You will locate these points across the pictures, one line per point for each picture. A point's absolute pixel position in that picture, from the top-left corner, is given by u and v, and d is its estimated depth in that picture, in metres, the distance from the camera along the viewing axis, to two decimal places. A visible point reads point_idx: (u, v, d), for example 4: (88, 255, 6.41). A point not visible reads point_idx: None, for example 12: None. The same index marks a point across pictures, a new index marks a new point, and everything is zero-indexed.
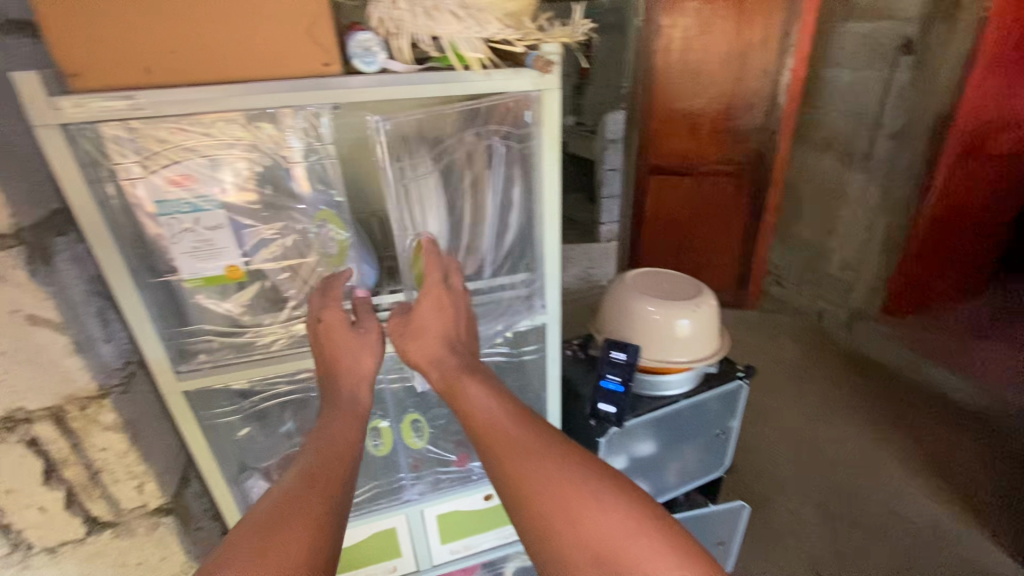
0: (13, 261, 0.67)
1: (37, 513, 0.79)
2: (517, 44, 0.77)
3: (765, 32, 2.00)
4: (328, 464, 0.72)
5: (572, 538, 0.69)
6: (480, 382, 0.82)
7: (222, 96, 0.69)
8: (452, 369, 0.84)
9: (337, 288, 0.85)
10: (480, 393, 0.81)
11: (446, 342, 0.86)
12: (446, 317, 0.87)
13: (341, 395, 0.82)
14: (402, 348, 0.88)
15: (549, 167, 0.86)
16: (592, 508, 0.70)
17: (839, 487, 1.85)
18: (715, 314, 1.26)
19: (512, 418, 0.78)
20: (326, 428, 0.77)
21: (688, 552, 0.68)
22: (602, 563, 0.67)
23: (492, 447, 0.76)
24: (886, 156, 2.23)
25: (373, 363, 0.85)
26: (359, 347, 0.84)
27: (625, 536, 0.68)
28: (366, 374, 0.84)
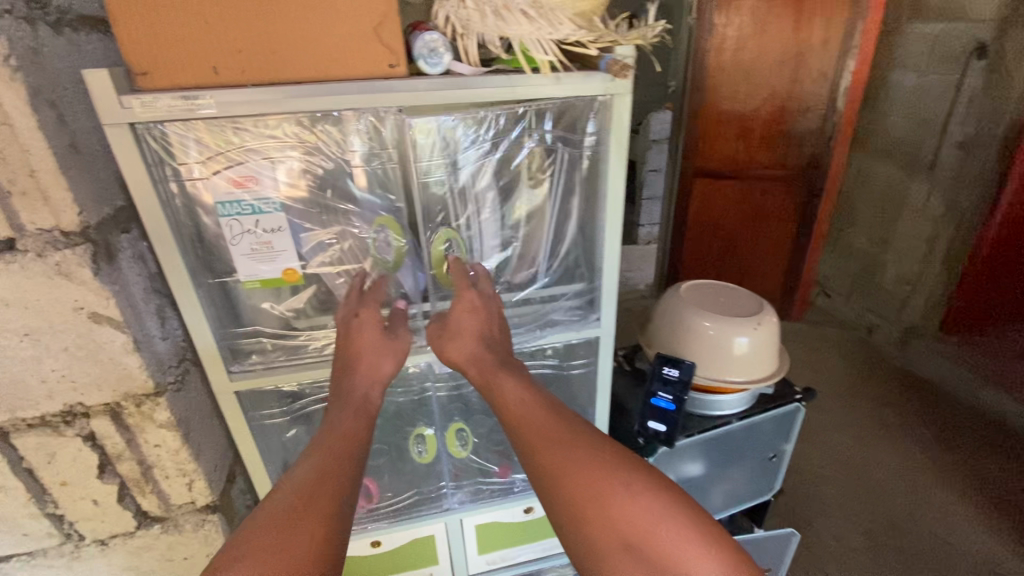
0: (79, 258, 0.66)
1: (92, 505, 0.82)
2: (590, 47, 0.72)
3: (824, 34, 1.91)
4: (335, 458, 0.70)
5: (601, 524, 0.66)
6: (517, 378, 0.79)
7: (286, 98, 0.68)
8: (490, 366, 0.79)
9: (377, 294, 0.82)
10: (517, 396, 0.77)
11: (480, 341, 0.80)
12: (482, 318, 0.82)
13: (346, 387, 0.77)
14: (439, 347, 0.82)
15: (614, 177, 0.81)
16: (621, 496, 0.67)
17: (887, 514, 1.76)
18: (776, 333, 1.19)
19: (541, 407, 0.76)
20: (334, 423, 0.74)
21: (722, 544, 0.64)
22: (631, 551, 0.64)
23: (528, 444, 0.73)
24: (951, 166, 2.08)
25: (394, 366, 0.79)
26: (383, 345, 0.79)
27: (654, 520, 0.65)
28: (383, 375, 0.78)
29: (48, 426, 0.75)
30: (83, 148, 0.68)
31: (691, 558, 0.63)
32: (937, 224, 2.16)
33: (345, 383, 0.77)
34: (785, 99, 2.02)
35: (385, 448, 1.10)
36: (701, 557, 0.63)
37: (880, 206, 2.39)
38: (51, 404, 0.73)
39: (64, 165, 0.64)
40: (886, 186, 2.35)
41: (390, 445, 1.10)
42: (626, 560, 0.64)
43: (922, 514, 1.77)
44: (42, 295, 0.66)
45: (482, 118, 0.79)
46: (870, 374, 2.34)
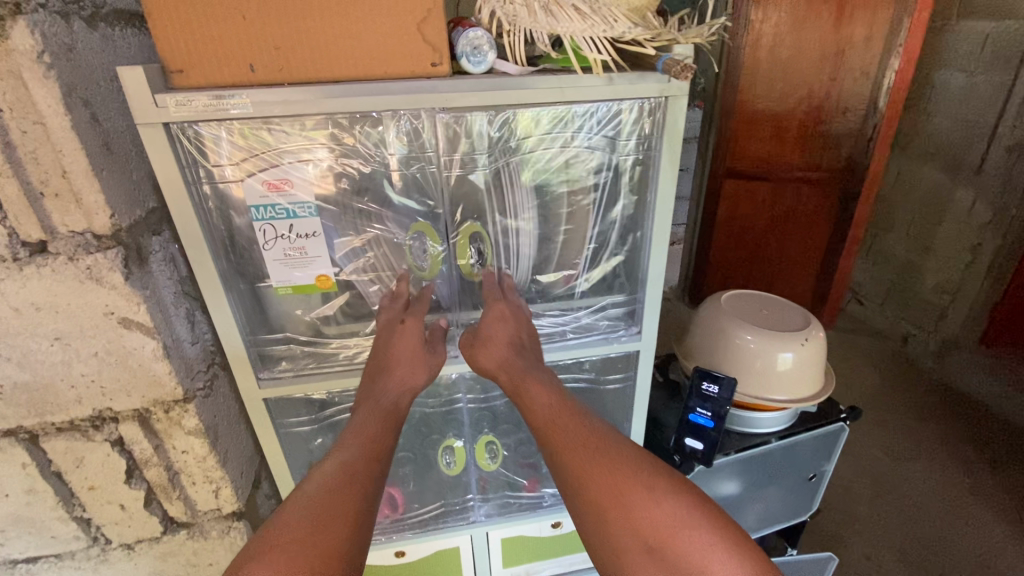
0: (111, 263, 0.64)
1: (119, 509, 0.81)
2: (647, 45, 0.67)
3: (867, 31, 1.81)
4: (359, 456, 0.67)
5: (622, 524, 0.62)
6: (546, 385, 0.75)
7: (322, 97, 0.64)
8: (520, 372, 0.75)
9: (418, 305, 0.80)
10: (546, 402, 0.73)
11: (513, 348, 0.77)
12: (513, 326, 0.78)
13: (378, 390, 0.74)
14: (470, 354, 0.79)
15: (665, 183, 0.76)
16: (644, 497, 0.63)
17: (925, 535, 1.68)
18: (822, 349, 1.13)
19: (568, 413, 0.73)
20: (359, 424, 0.72)
21: (749, 552, 0.59)
22: (652, 553, 0.60)
23: (552, 448, 0.70)
24: (999, 171, 1.96)
25: (427, 377, 0.77)
26: (420, 355, 0.77)
27: (680, 525, 0.61)
28: (417, 386, 0.76)
29: (76, 431, 0.74)
30: (116, 148, 0.65)
31: (716, 563, 0.58)
32: (983, 231, 2.05)
33: (376, 386, 0.75)
34: (823, 99, 1.93)
35: (411, 456, 1.07)
36: (727, 562, 0.58)
37: (920, 211, 2.29)
38: (80, 409, 0.72)
39: (97, 166, 0.61)
40: (930, 191, 2.24)
41: (416, 454, 1.08)
42: (647, 562, 0.60)
43: (962, 536, 1.68)
44: (72, 299, 0.65)
45: (526, 119, 0.74)
46: (906, 386, 2.24)
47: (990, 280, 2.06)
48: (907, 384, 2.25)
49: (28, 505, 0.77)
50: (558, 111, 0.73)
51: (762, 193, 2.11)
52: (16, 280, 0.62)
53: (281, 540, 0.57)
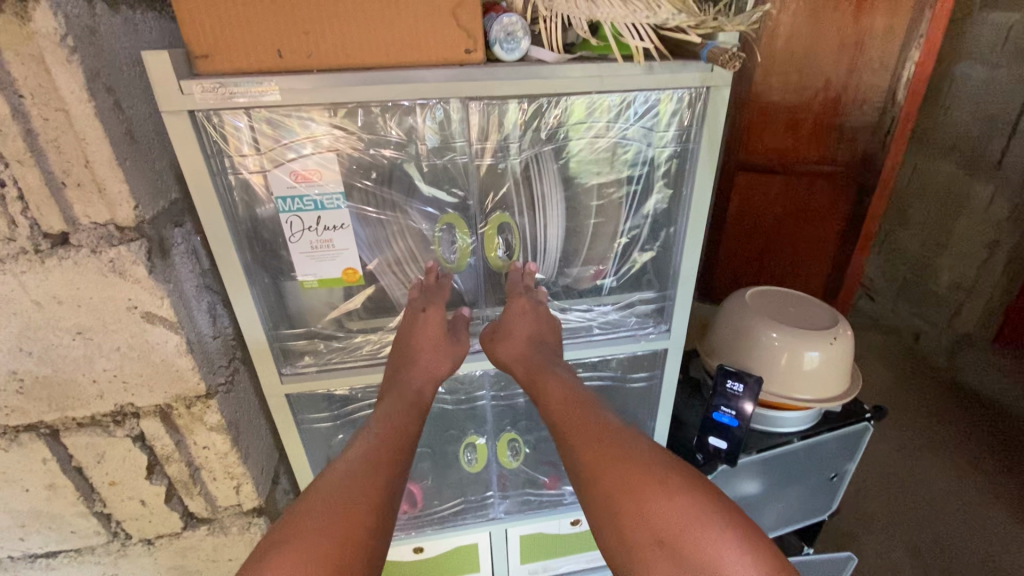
0: (134, 255, 0.62)
1: (140, 505, 0.80)
2: (691, 33, 0.64)
3: (887, 22, 1.76)
4: (380, 442, 0.65)
5: (632, 519, 0.59)
6: (565, 376, 0.73)
7: (351, 84, 0.61)
8: (536, 362, 0.74)
9: (439, 295, 0.76)
10: (561, 393, 0.71)
11: (531, 343, 0.76)
12: (531, 321, 0.76)
13: (401, 379, 0.73)
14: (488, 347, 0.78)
15: (703, 178, 0.73)
16: (656, 491, 0.59)
17: (940, 535, 1.66)
18: (849, 348, 1.10)
19: (583, 403, 0.70)
20: (381, 412, 0.70)
21: (764, 549, 0.56)
22: (664, 548, 0.57)
23: (566, 441, 0.67)
24: (1021, 166, 1.93)
25: (450, 368, 0.75)
26: (443, 347, 0.75)
27: (693, 523, 0.57)
28: (439, 374, 0.74)
29: (98, 427, 0.72)
30: (139, 136, 0.63)
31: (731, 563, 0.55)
32: (999, 227, 2.02)
33: (399, 374, 0.73)
34: (840, 91, 1.88)
35: (430, 452, 1.06)
36: (743, 562, 0.55)
37: (937, 207, 2.25)
38: (102, 404, 0.71)
39: (121, 155, 0.59)
40: (948, 185, 2.19)
41: (435, 449, 1.06)
42: (659, 559, 0.56)
43: (978, 536, 1.66)
44: (95, 293, 0.63)
45: (561, 109, 0.71)
46: (921, 383, 2.22)
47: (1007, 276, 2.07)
48: (922, 382, 2.23)
49: (49, 500, 0.76)
50: (594, 102, 0.71)
51: (773, 187, 2.07)
52: (38, 272, 0.60)
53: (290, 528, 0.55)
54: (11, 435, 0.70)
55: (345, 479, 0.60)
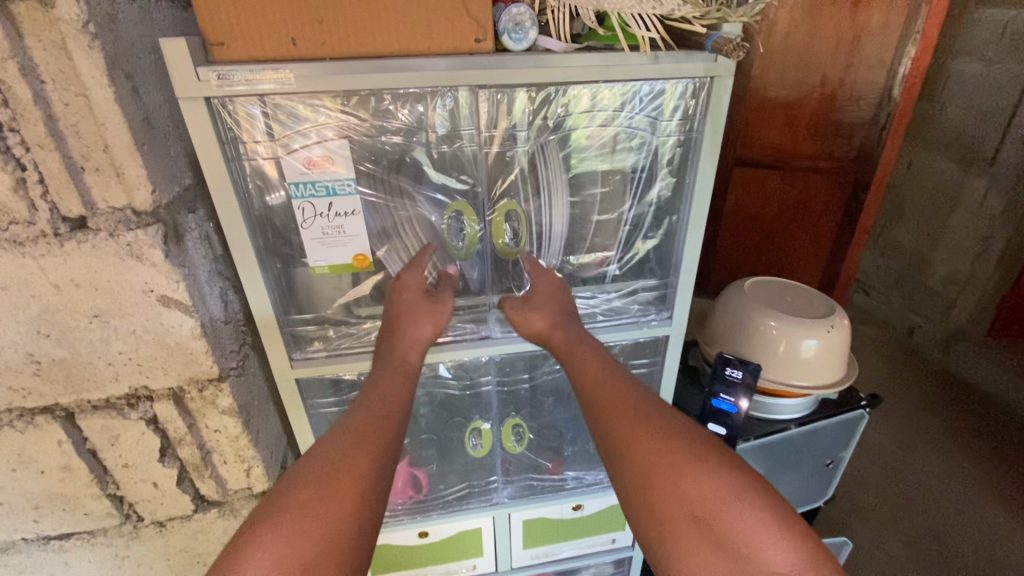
0: (150, 239, 0.63)
1: (152, 488, 0.81)
2: (696, 23, 0.66)
3: (884, 18, 1.79)
4: (374, 417, 0.66)
5: (668, 495, 0.61)
6: (597, 350, 0.75)
7: (363, 72, 0.63)
8: (575, 336, 0.76)
9: (422, 259, 0.77)
10: (598, 369, 0.73)
11: (562, 313, 0.78)
12: (562, 292, 0.80)
13: (390, 350, 0.73)
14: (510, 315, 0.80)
15: (706, 167, 0.75)
16: (696, 467, 0.61)
17: (931, 523, 1.70)
18: (846, 337, 1.12)
19: (622, 379, 0.72)
20: (373, 383, 0.70)
21: (801, 535, 0.57)
22: (698, 523, 0.58)
23: (601, 415, 0.69)
24: (1014, 161, 1.95)
25: (433, 330, 0.74)
26: (426, 310, 0.75)
27: (732, 501, 0.59)
28: (423, 339, 0.74)
29: (112, 409, 0.74)
30: (155, 122, 0.64)
31: (766, 546, 0.56)
32: (994, 222, 2.04)
33: (390, 347, 0.73)
34: (836, 86, 1.90)
35: (434, 438, 1.08)
36: (779, 546, 0.56)
37: (932, 202, 2.27)
38: (117, 387, 0.72)
39: (139, 140, 0.60)
40: (943, 181, 2.22)
41: (439, 436, 1.08)
42: (692, 533, 0.58)
43: (969, 524, 1.70)
44: (112, 276, 0.64)
45: (568, 98, 0.73)
46: (914, 375, 2.26)
47: (1000, 270, 2.04)
48: (915, 374, 2.26)
49: (63, 482, 0.77)
50: (600, 91, 0.73)
51: (771, 183, 2.08)
52: (57, 256, 0.62)
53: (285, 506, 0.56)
54: (28, 418, 0.71)
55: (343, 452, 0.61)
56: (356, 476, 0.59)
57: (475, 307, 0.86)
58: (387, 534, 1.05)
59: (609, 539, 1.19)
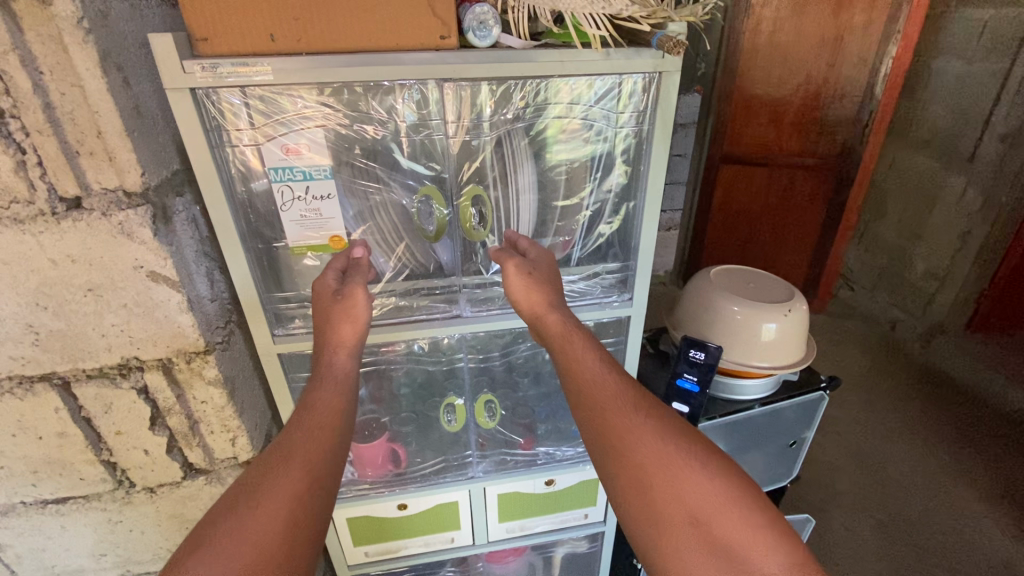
0: (141, 219, 0.69)
1: (144, 455, 0.87)
2: (643, 22, 0.72)
3: (865, 18, 1.85)
4: (307, 435, 0.70)
5: (669, 496, 0.66)
6: (594, 344, 0.78)
7: (336, 66, 0.68)
8: (569, 327, 0.78)
9: (339, 262, 0.80)
10: (595, 367, 0.76)
11: (554, 293, 0.80)
12: (545, 281, 0.80)
13: (324, 362, 0.75)
14: (505, 279, 0.81)
15: (657, 157, 0.81)
16: (695, 472, 0.67)
17: (900, 507, 1.76)
18: (805, 320, 1.19)
19: (619, 378, 0.76)
20: (312, 397, 0.73)
21: (791, 540, 0.63)
22: (698, 526, 0.64)
23: (601, 416, 0.73)
24: (991, 159, 2.01)
25: (354, 330, 0.75)
26: (340, 310, 0.75)
27: (727, 506, 0.65)
28: (347, 342, 0.76)
29: (105, 378, 0.79)
30: (145, 111, 0.70)
31: (760, 548, 0.62)
32: (971, 217, 2.10)
33: (321, 360, 0.76)
34: (820, 84, 1.97)
35: (413, 415, 1.14)
36: (771, 548, 0.62)
37: (912, 198, 2.34)
38: (110, 357, 0.78)
39: (129, 128, 0.66)
40: (922, 177, 2.29)
41: (418, 414, 1.14)
42: (690, 535, 0.64)
43: (937, 509, 1.76)
44: (105, 253, 0.70)
45: (528, 91, 0.79)
46: (890, 367, 2.32)
47: (978, 264, 2.09)
48: (891, 366, 2.33)
49: (60, 448, 0.83)
50: (556, 84, 0.79)
51: (757, 178, 2.14)
52: (54, 233, 0.67)
53: (223, 527, 0.60)
54: (26, 385, 0.77)
55: (270, 472, 0.65)
56: (288, 495, 0.63)
57: (448, 287, 0.92)
58: (368, 505, 1.11)
59: (581, 514, 1.25)
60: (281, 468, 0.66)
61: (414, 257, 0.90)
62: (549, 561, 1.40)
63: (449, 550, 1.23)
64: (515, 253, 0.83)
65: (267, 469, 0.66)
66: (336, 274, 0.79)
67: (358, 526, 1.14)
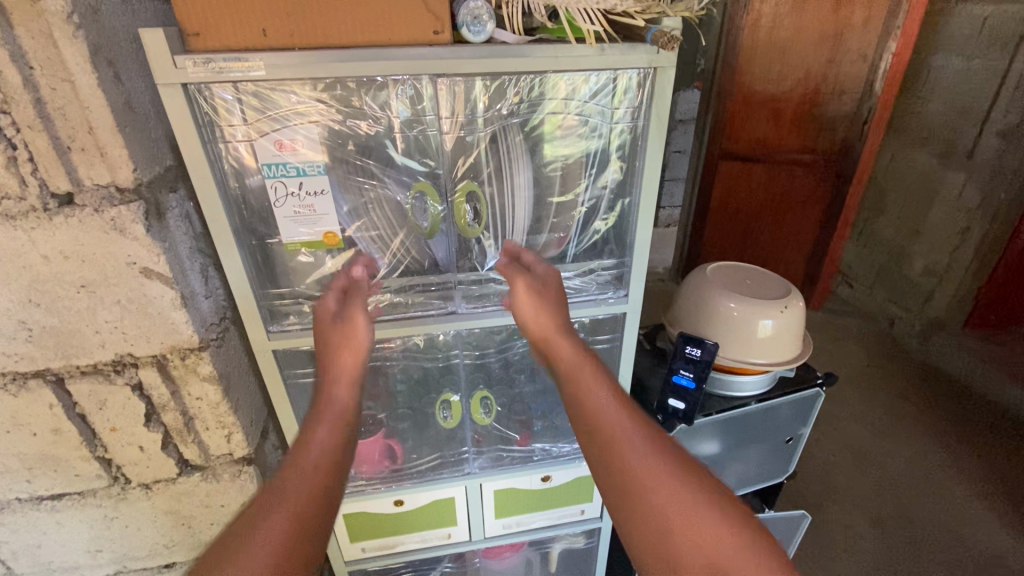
0: (133, 215, 0.69)
1: (139, 451, 0.87)
2: (637, 18, 0.72)
3: (865, 14, 1.85)
4: (302, 475, 0.68)
5: (686, 545, 0.62)
6: (601, 372, 0.78)
7: (328, 62, 0.68)
8: (577, 354, 0.79)
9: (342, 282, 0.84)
10: (605, 398, 0.74)
11: (563, 317, 0.80)
12: (552, 304, 0.80)
13: (326, 395, 0.77)
14: (513, 301, 0.82)
15: (653, 153, 0.81)
16: (713, 518, 0.63)
17: (897, 503, 1.77)
18: (801, 317, 1.19)
19: (629, 410, 0.74)
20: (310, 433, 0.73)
21: None
22: None
23: (610, 449, 0.70)
24: (990, 156, 2.01)
25: (356, 359, 0.79)
26: (344, 339, 0.78)
27: (745, 558, 0.60)
28: (349, 373, 0.78)
29: (100, 375, 0.79)
30: (137, 107, 0.70)
31: None
32: (970, 216, 2.10)
33: (322, 392, 0.77)
34: (819, 81, 1.96)
35: (410, 412, 1.14)
36: None
37: (911, 196, 2.34)
38: (104, 353, 0.78)
39: (120, 123, 0.66)
40: (921, 174, 2.28)
41: (415, 410, 1.14)
42: None
43: (934, 505, 1.76)
44: (97, 249, 0.70)
45: (523, 86, 0.79)
46: (888, 363, 2.32)
47: (977, 261, 2.10)
48: (890, 362, 2.33)
49: (55, 444, 0.83)
50: (551, 79, 0.79)
51: (756, 175, 2.13)
52: (46, 229, 0.67)
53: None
54: (20, 381, 0.77)
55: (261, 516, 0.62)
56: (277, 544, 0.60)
57: (443, 284, 0.91)
58: (364, 502, 1.11)
59: (578, 510, 1.25)
60: (272, 512, 0.63)
61: (409, 253, 0.89)
62: (547, 557, 1.40)
63: (446, 546, 1.23)
64: (521, 274, 0.83)
65: (259, 512, 0.63)
66: (337, 296, 0.82)
67: (355, 522, 1.14)
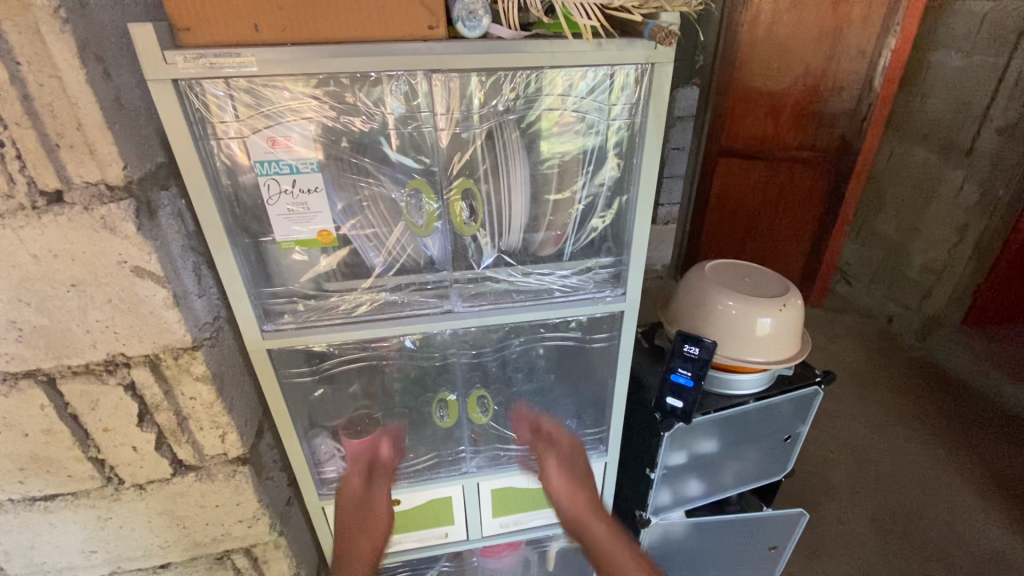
0: (123, 213, 0.68)
1: (132, 451, 0.86)
2: (635, 12, 0.71)
3: (864, 10, 1.84)
4: None
5: None
6: (603, 525, 1.05)
7: (322, 57, 0.67)
8: (585, 510, 1.05)
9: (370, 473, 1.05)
10: (604, 538, 1.04)
11: (577, 476, 1.08)
12: (567, 466, 1.08)
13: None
14: (544, 468, 1.08)
15: (650, 150, 0.80)
16: None
17: (895, 501, 1.77)
18: (800, 315, 1.18)
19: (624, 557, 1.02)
20: None
21: None
22: None
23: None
24: (989, 153, 2.01)
25: (375, 546, 1.02)
26: (370, 523, 1.03)
27: None
28: (366, 553, 1.01)
29: (92, 374, 0.79)
30: (127, 103, 0.69)
31: None
32: (969, 212, 2.09)
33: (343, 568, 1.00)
34: (818, 77, 1.96)
35: (407, 411, 1.13)
36: None
37: (910, 193, 2.33)
38: (96, 353, 0.77)
39: (110, 120, 0.65)
40: (920, 171, 2.28)
41: (412, 409, 1.13)
42: None
43: (932, 502, 1.76)
44: (88, 248, 0.69)
45: (518, 81, 0.78)
46: (887, 361, 2.32)
47: (975, 259, 2.10)
48: (889, 360, 2.32)
49: (46, 445, 0.82)
50: (547, 75, 0.78)
51: (754, 172, 2.13)
52: (35, 227, 0.67)
53: None
54: (11, 381, 0.76)
55: None
56: None
57: (439, 282, 0.91)
58: None
59: None
60: None
61: (405, 251, 0.88)
62: (544, 556, 1.39)
63: (443, 545, 1.22)
64: (546, 444, 1.09)
65: None
66: (360, 475, 1.05)
67: None
